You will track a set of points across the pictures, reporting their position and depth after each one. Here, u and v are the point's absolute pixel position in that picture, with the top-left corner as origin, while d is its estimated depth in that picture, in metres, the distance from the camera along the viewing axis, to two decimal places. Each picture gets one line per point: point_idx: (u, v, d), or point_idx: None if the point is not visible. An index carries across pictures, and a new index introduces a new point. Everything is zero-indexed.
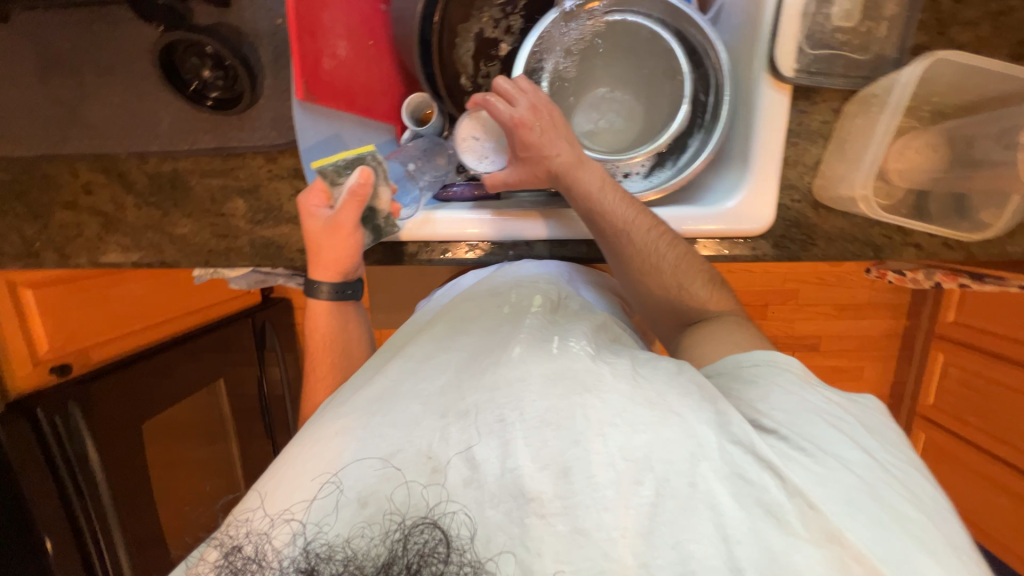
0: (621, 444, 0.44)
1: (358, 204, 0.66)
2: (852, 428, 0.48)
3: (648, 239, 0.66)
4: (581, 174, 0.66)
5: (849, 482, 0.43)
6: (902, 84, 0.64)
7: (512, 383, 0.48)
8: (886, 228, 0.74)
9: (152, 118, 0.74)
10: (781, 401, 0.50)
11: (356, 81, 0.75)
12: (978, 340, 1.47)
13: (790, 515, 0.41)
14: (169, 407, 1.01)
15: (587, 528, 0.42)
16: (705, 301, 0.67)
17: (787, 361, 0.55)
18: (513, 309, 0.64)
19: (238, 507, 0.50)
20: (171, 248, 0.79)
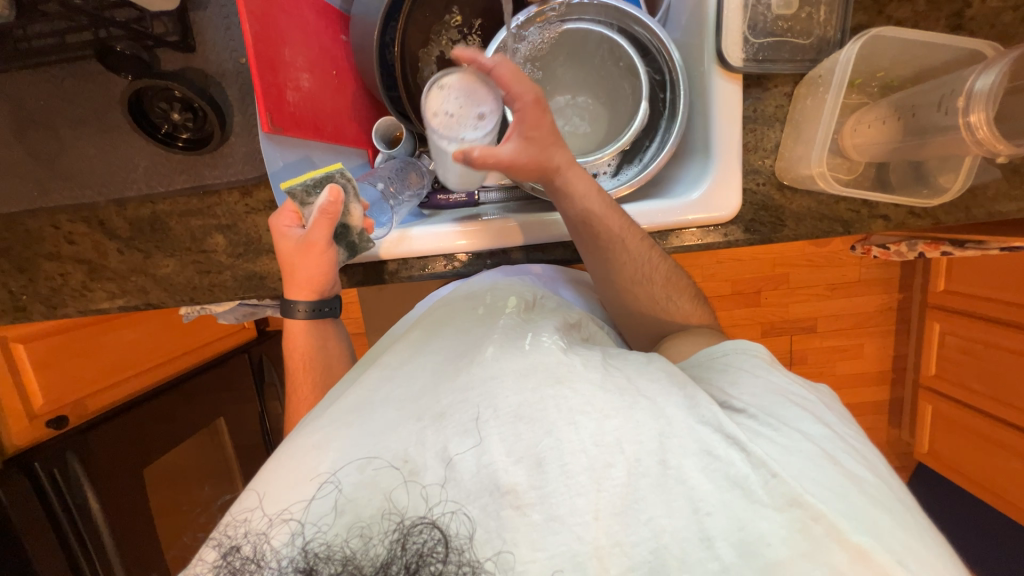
0: (592, 430, 0.39)
1: (330, 222, 0.63)
2: (814, 406, 0.45)
3: (635, 248, 0.63)
4: (574, 176, 0.61)
5: (823, 456, 0.39)
6: (841, 63, 0.63)
7: (485, 381, 0.42)
8: (851, 202, 0.72)
9: (128, 164, 0.75)
10: (746, 383, 0.47)
11: (322, 112, 0.74)
12: (990, 310, 1.50)
13: (763, 494, 0.37)
14: (165, 453, 1.16)
15: (562, 514, 0.37)
16: (678, 312, 0.66)
17: (749, 346, 0.52)
18: (488, 309, 0.57)
19: (236, 505, 0.43)
20: (156, 289, 0.81)
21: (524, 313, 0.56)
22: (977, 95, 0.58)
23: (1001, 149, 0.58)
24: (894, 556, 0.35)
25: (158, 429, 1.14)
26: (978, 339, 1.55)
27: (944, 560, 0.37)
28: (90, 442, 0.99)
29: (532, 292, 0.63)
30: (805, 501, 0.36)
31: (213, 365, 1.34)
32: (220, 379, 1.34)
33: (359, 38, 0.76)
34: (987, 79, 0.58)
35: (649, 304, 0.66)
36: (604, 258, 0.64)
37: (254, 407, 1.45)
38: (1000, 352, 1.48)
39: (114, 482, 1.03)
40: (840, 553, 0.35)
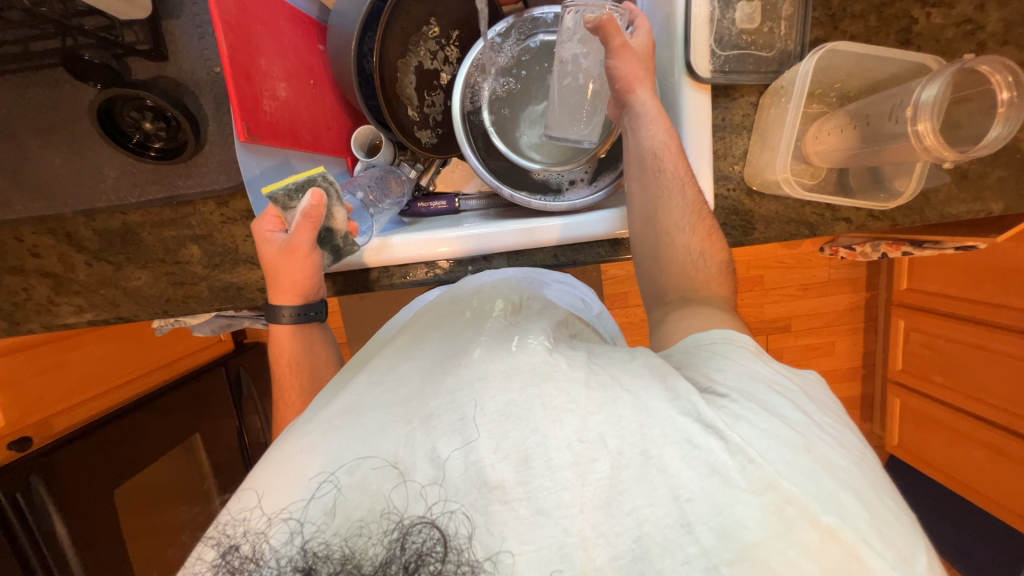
0: (576, 427, 0.40)
1: (313, 226, 0.64)
2: (796, 394, 0.46)
3: (683, 194, 0.65)
4: (648, 114, 0.67)
5: (798, 439, 0.40)
6: (801, 75, 0.67)
7: (472, 383, 0.43)
8: (816, 206, 0.76)
9: (97, 174, 0.73)
10: (732, 369, 0.47)
11: (299, 120, 0.73)
12: (949, 306, 1.57)
13: (740, 480, 0.37)
14: (136, 475, 1.12)
15: (547, 507, 0.38)
16: (700, 266, 0.64)
17: (740, 337, 0.52)
18: (475, 313, 0.59)
19: (233, 503, 0.43)
20: (128, 302, 0.79)
21: (508, 313, 0.57)
22: (923, 105, 0.62)
23: (947, 155, 0.62)
24: (860, 536, 0.36)
25: (130, 447, 1.11)
26: (940, 334, 1.62)
27: (910, 540, 0.38)
28: (56, 463, 0.95)
29: (516, 292, 0.64)
30: (780, 485, 0.37)
31: (188, 379, 1.30)
32: (196, 393, 1.30)
33: (336, 48, 0.77)
34: (932, 91, 0.61)
35: (673, 253, 0.64)
36: (652, 193, 0.66)
37: (232, 421, 1.42)
38: (957, 345, 1.57)
39: (81, 503, 0.99)
40: (811, 532, 0.36)
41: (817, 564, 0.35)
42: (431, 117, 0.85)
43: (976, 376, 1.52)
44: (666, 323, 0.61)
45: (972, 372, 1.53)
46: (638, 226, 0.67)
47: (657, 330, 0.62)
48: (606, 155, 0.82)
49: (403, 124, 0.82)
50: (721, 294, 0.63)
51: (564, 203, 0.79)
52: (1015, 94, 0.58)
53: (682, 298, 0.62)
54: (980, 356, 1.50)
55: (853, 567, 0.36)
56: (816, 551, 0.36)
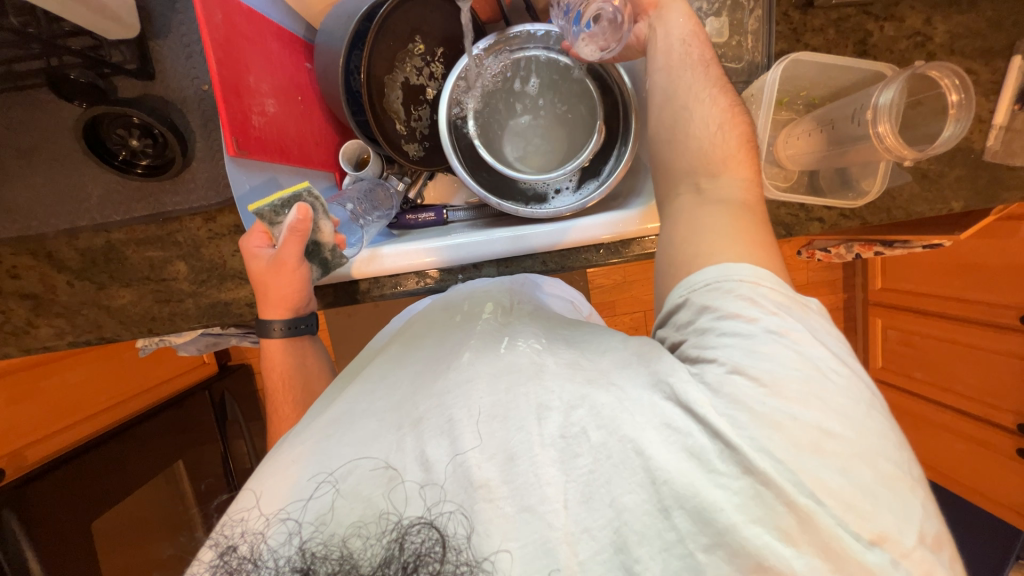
0: (558, 422, 0.40)
1: (299, 240, 0.64)
2: (805, 345, 0.40)
3: (709, 86, 0.56)
4: (671, 11, 0.61)
5: (777, 417, 0.37)
6: (769, 83, 0.71)
7: (457, 385, 0.44)
8: (790, 208, 0.79)
9: (81, 193, 0.73)
10: (729, 325, 0.42)
11: (287, 134, 0.74)
12: (921, 303, 1.64)
13: (718, 462, 0.37)
14: (112, 509, 1.07)
15: (533, 503, 0.38)
16: (722, 142, 0.53)
17: (738, 270, 0.45)
18: (465, 316, 0.60)
19: (233, 504, 0.43)
20: (110, 321, 0.77)
21: (499, 315, 0.58)
22: (881, 108, 0.66)
23: (907, 154, 0.66)
24: (835, 519, 0.35)
25: (109, 477, 1.07)
26: (916, 330, 1.68)
27: (896, 515, 0.36)
28: (28, 496, 0.91)
29: (507, 296, 0.65)
30: (757, 469, 0.36)
31: (171, 405, 1.26)
32: (179, 418, 1.27)
33: (324, 65, 0.78)
34: (888, 95, 0.66)
35: (685, 137, 0.54)
36: (673, 83, 0.57)
37: (218, 447, 1.38)
38: (931, 342, 1.63)
39: (54, 539, 0.94)
40: (787, 516, 0.36)
41: (791, 547, 0.35)
42: (419, 130, 0.87)
43: (953, 371, 1.57)
44: (675, 230, 0.52)
45: (949, 367, 1.58)
46: (656, 104, 0.58)
47: (665, 244, 0.53)
48: (590, 164, 0.85)
49: (391, 138, 0.84)
50: (747, 183, 0.52)
51: (551, 210, 0.81)
52: (963, 95, 0.63)
53: (699, 191, 0.52)
54: (954, 350, 1.55)
55: (826, 547, 0.35)
56: (794, 536, 0.36)
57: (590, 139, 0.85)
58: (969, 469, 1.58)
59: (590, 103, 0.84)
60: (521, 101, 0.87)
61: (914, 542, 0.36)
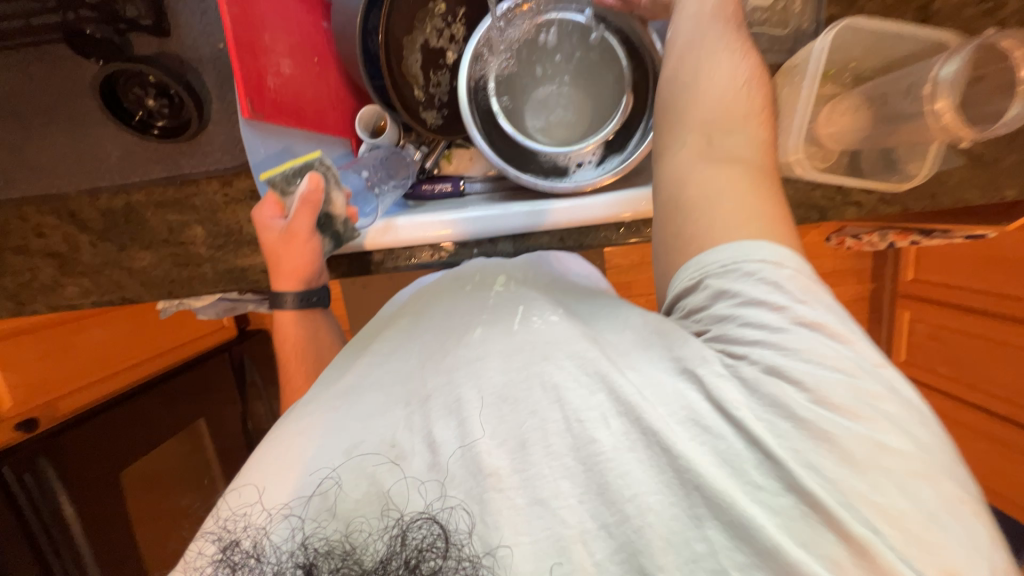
0: (575, 406, 0.39)
1: (311, 211, 0.65)
2: (857, 356, 0.38)
3: (733, 44, 0.51)
4: None
5: (827, 430, 0.35)
6: (816, 52, 0.65)
7: (469, 363, 0.43)
8: (827, 190, 0.75)
9: (101, 153, 0.73)
10: (751, 314, 0.40)
11: (305, 98, 0.73)
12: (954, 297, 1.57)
13: (758, 477, 0.36)
14: (141, 458, 1.13)
15: (545, 497, 0.38)
16: (736, 95, 0.49)
17: (758, 249, 0.42)
18: (475, 286, 0.59)
19: (230, 498, 0.42)
20: (132, 283, 0.78)
21: (510, 287, 0.57)
22: (942, 82, 0.60)
23: (966, 135, 0.61)
24: (893, 550, 0.33)
25: (137, 430, 1.12)
26: (945, 325, 1.61)
27: (964, 545, 0.33)
28: (62, 445, 0.96)
29: (523, 270, 0.63)
30: (804, 487, 0.35)
31: (192, 366, 1.31)
32: (201, 378, 1.31)
33: (342, 25, 0.75)
34: (951, 67, 0.60)
35: (699, 86, 0.50)
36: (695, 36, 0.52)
37: (236, 407, 1.43)
38: (961, 337, 1.56)
39: (89, 485, 0.99)
40: (838, 546, 0.34)
41: None
42: (438, 97, 0.83)
43: (982, 369, 1.51)
44: (680, 190, 0.47)
45: (977, 365, 1.52)
46: (674, 54, 0.54)
47: (669, 207, 0.48)
48: (615, 136, 0.81)
49: (409, 104, 0.80)
50: (761, 141, 0.48)
51: (571, 184, 0.78)
52: None
53: (708, 142, 0.48)
54: (985, 347, 1.49)
55: None
56: (847, 568, 0.33)
57: (616, 109, 0.81)
58: (987, 469, 1.55)
59: (618, 70, 0.80)
60: (543, 69, 0.83)
61: (986, 574, 0.33)
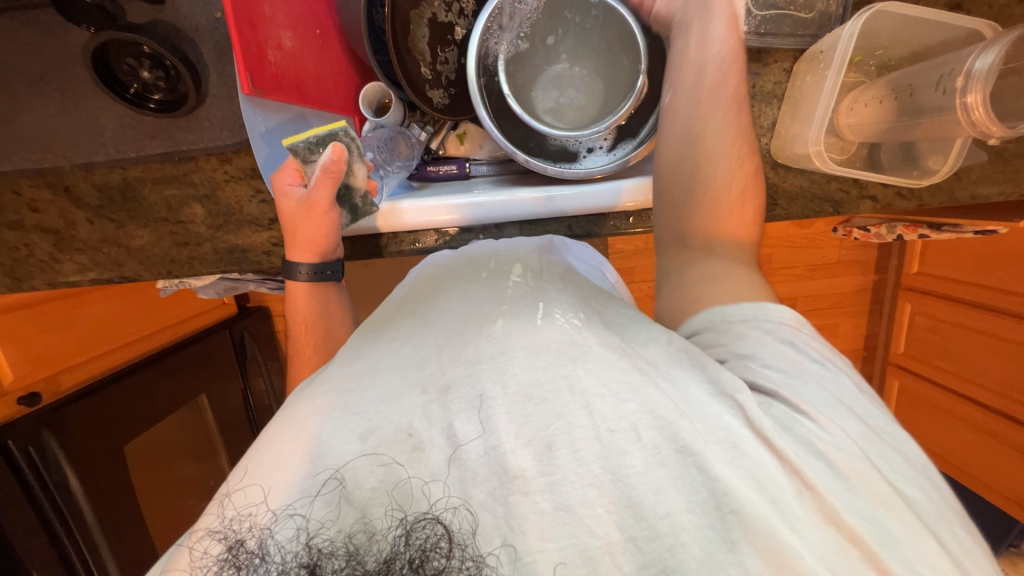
0: (605, 415, 0.39)
1: (332, 182, 0.62)
2: (865, 406, 0.44)
3: (728, 146, 0.61)
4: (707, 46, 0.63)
5: (859, 466, 0.39)
6: (844, 39, 0.61)
7: (494, 357, 0.43)
8: (842, 182, 0.74)
9: (95, 127, 0.70)
10: (772, 357, 0.45)
11: (306, 73, 0.69)
12: (959, 292, 1.57)
13: (798, 508, 0.37)
14: (146, 431, 1.15)
15: (572, 504, 0.37)
16: (732, 201, 0.60)
17: (775, 311, 0.49)
18: (492, 273, 0.60)
19: (238, 497, 0.41)
20: (131, 261, 0.77)
21: (527, 278, 0.57)
22: (976, 75, 0.58)
23: (994, 130, 0.58)
24: None
25: (140, 404, 1.13)
26: (947, 319, 1.61)
27: None
28: (68, 416, 0.96)
29: (535, 258, 0.64)
30: (843, 521, 0.37)
31: (190, 342, 1.30)
32: (202, 354, 1.32)
33: None
34: (986, 59, 0.57)
35: (704, 178, 0.61)
36: (694, 134, 0.62)
37: (236, 382, 1.45)
38: (961, 331, 1.57)
39: (94, 458, 1.00)
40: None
41: None
42: (445, 75, 0.80)
43: (979, 362, 1.53)
44: (694, 269, 0.57)
45: (975, 359, 1.54)
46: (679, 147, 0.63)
47: (680, 282, 0.58)
48: (626, 122, 0.78)
49: (416, 83, 0.77)
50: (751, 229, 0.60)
51: (580, 170, 0.76)
52: None
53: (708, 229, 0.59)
54: (985, 342, 1.50)
55: None
56: None
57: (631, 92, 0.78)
58: (978, 460, 1.58)
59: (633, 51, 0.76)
60: (558, 44, 0.80)
61: None
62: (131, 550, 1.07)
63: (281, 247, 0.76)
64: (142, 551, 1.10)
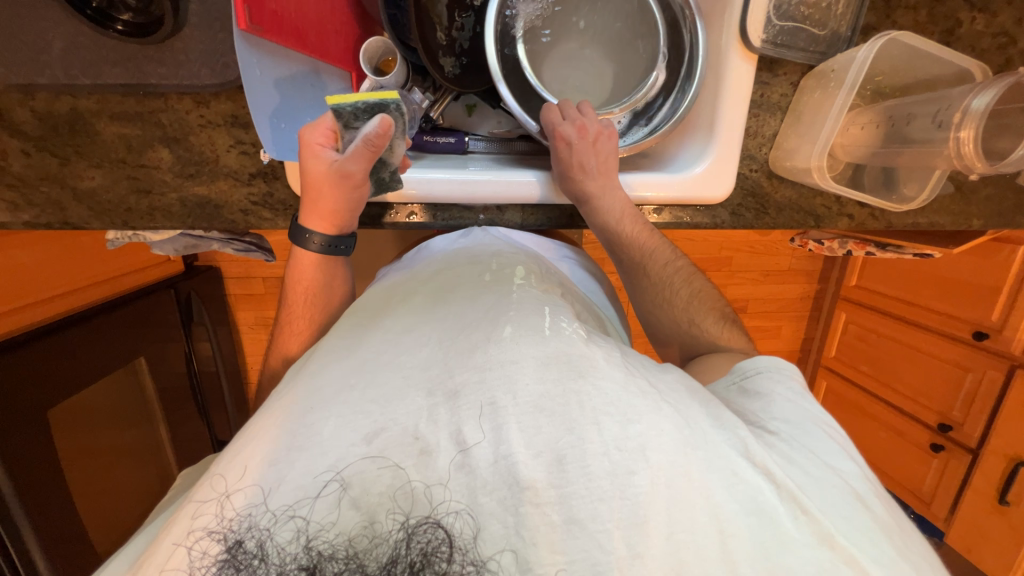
0: (615, 434, 0.41)
1: (371, 156, 0.58)
2: (849, 444, 0.52)
3: (664, 272, 0.73)
4: (604, 202, 0.69)
5: (861, 497, 0.46)
6: (858, 63, 0.64)
7: (504, 364, 0.43)
8: (826, 199, 0.78)
9: (37, 42, 0.60)
10: (783, 403, 0.54)
11: (307, 16, 0.63)
12: (889, 306, 1.75)
13: (797, 534, 0.40)
14: (76, 394, 1.03)
15: (582, 518, 0.38)
16: (706, 310, 0.73)
17: (785, 368, 0.58)
18: (495, 277, 0.58)
19: (238, 497, 0.40)
20: (76, 205, 0.67)
21: (531, 282, 0.57)
22: (971, 113, 0.62)
23: (977, 166, 0.64)
24: None
25: (72, 368, 1.01)
26: (875, 329, 1.80)
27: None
28: None
29: (535, 264, 0.64)
30: (839, 544, 0.41)
31: (131, 299, 1.19)
32: (139, 315, 1.19)
33: None
34: (984, 99, 0.61)
35: (673, 300, 0.74)
36: (632, 271, 0.75)
37: (180, 347, 1.34)
38: (888, 341, 1.75)
39: (17, 424, 0.90)
40: None
41: None
42: (459, 42, 0.74)
43: (898, 369, 1.72)
44: (708, 361, 0.70)
45: (895, 367, 1.73)
46: (631, 279, 0.76)
47: (696, 360, 0.73)
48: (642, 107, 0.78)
49: (431, 47, 0.71)
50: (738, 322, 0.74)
51: None
52: None
53: (690, 328, 0.74)
54: (906, 352, 1.69)
55: None
56: None
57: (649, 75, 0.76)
58: (882, 452, 1.81)
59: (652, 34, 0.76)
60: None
61: None
62: (57, 525, 0.97)
63: (262, 206, 0.69)
64: (70, 526, 1.01)
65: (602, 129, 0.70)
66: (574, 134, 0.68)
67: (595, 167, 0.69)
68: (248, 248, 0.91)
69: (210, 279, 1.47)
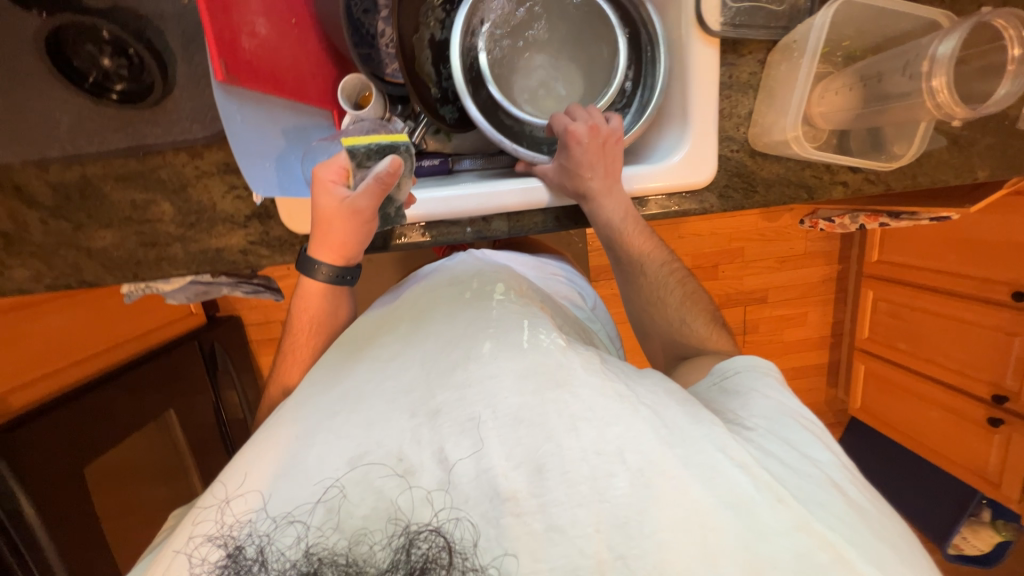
0: (593, 439, 0.40)
1: (381, 192, 0.60)
2: (822, 432, 0.50)
3: (659, 273, 0.73)
4: (608, 201, 0.69)
5: (833, 480, 0.43)
6: (817, 29, 0.64)
7: (482, 381, 0.43)
8: (815, 169, 0.77)
9: (49, 121, 0.67)
10: (756, 400, 0.51)
11: (281, 65, 0.68)
12: (912, 275, 1.68)
13: (771, 519, 0.38)
14: (106, 453, 1.06)
15: (562, 524, 0.38)
16: (699, 307, 0.73)
17: (752, 363, 0.57)
18: (475, 293, 0.59)
19: (238, 504, 0.41)
20: (90, 263, 0.72)
21: (511, 296, 0.58)
22: (940, 60, 0.62)
23: (959, 112, 0.62)
24: None
25: (107, 422, 1.06)
26: (905, 303, 1.72)
27: None
28: (26, 437, 0.90)
29: (517, 281, 0.65)
30: (813, 528, 0.39)
31: (154, 355, 1.23)
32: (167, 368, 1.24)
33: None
34: (949, 44, 0.61)
35: (662, 304, 0.73)
36: (631, 275, 0.75)
37: (208, 398, 1.37)
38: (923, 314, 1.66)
39: (54, 484, 0.93)
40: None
41: None
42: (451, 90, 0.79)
43: (936, 340, 1.63)
44: (699, 357, 0.70)
45: (933, 339, 1.64)
46: (628, 285, 0.76)
47: (685, 361, 0.72)
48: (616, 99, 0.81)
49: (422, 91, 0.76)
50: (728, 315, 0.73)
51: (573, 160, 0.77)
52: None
53: (684, 324, 0.73)
54: (946, 323, 1.59)
55: None
56: None
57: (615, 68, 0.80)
58: (935, 434, 1.69)
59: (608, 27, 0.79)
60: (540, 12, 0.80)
61: None
62: None
63: (259, 245, 0.73)
64: None
65: (612, 134, 0.71)
66: (584, 134, 0.70)
67: (602, 168, 0.70)
68: (256, 289, 0.95)
69: (231, 328, 1.53)
